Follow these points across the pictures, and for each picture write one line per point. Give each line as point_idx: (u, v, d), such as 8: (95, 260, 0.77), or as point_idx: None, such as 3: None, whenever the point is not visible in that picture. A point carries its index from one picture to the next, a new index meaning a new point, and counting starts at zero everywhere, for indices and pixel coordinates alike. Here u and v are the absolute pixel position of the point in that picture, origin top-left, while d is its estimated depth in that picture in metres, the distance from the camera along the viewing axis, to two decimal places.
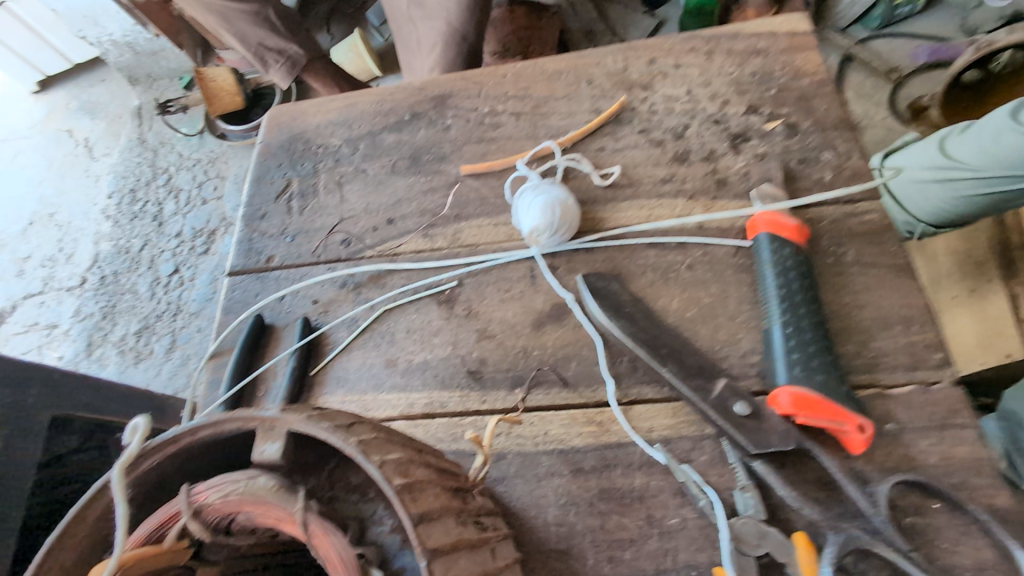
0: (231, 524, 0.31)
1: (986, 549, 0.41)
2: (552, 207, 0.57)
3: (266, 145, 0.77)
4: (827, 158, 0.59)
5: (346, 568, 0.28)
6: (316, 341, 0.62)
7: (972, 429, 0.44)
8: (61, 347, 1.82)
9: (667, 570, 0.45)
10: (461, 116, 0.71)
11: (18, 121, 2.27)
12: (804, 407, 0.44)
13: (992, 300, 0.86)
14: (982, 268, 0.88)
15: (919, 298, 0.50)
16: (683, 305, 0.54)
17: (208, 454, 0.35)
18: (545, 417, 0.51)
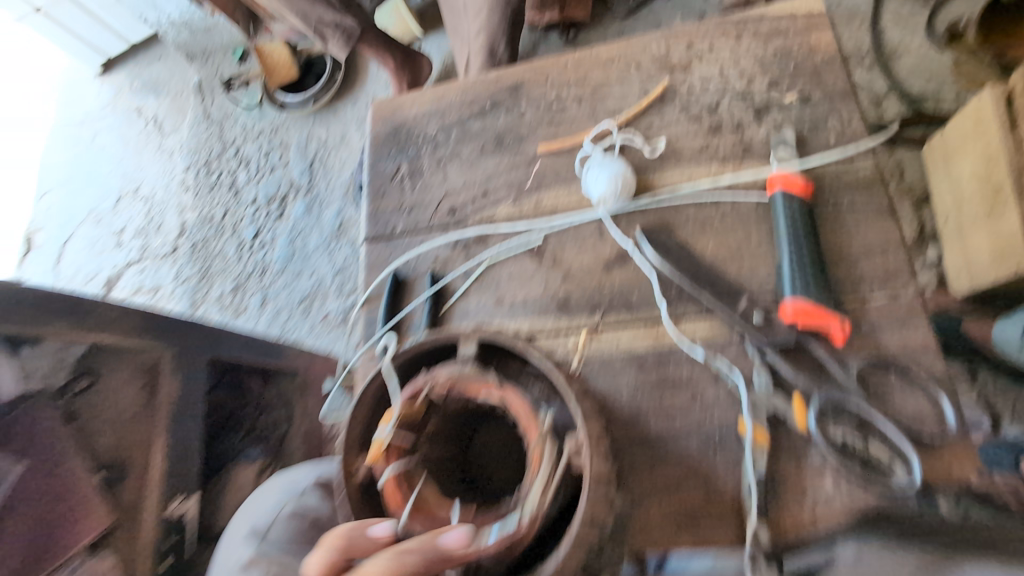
0: (451, 392, 0.53)
1: (923, 401, 0.61)
2: (616, 179, 0.76)
3: (374, 135, 0.95)
4: (833, 124, 0.75)
5: (525, 407, 0.51)
6: (441, 289, 0.82)
7: (923, 324, 0.64)
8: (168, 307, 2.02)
9: (706, 427, 0.66)
10: (533, 103, 0.88)
11: (89, 105, 2.43)
12: (802, 314, 0.64)
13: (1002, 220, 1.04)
14: (998, 193, 1.05)
15: (894, 233, 0.68)
16: (717, 247, 0.73)
17: (423, 357, 0.57)
18: (617, 333, 0.73)
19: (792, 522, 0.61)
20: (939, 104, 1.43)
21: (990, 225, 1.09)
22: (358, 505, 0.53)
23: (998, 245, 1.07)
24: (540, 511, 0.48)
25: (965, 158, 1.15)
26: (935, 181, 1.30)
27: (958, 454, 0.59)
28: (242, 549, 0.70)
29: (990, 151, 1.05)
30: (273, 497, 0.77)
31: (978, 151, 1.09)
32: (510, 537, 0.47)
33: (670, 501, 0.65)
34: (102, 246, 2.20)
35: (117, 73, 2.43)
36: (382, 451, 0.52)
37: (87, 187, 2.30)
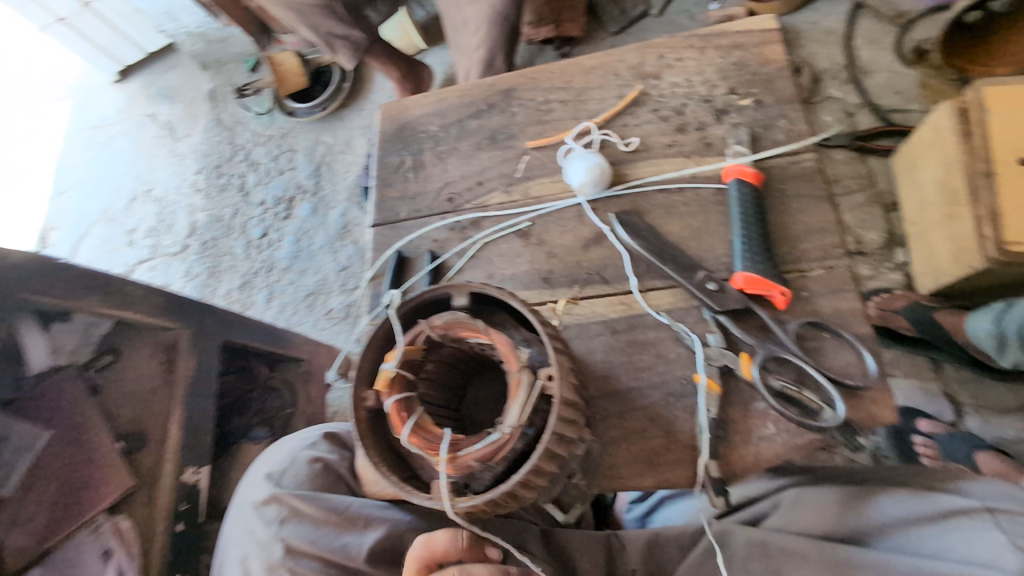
0: (445, 336, 0.61)
1: (852, 356, 0.71)
2: (593, 169, 0.87)
3: (381, 132, 1.05)
4: (782, 124, 0.86)
5: (508, 344, 0.59)
6: (440, 266, 0.93)
7: (853, 292, 0.75)
8: None
9: (668, 381, 0.76)
10: (524, 105, 0.99)
11: (105, 110, 2.55)
12: (749, 283, 0.75)
13: (959, 222, 1.17)
14: (957, 199, 1.17)
15: (830, 216, 0.79)
16: (681, 229, 0.83)
17: (421, 310, 0.66)
18: (593, 302, 0.83)
19: (739, 459, 0.71)
20: (908, 116, 1.55)
21: (949, 225, 1.22)
22: (365, 427, 0.60)
23: (955, 248, 1.21)
24: (517, 428, 0.55)
25: (931, 166, 1.27)
26: (903, 185, 1.42)
27: (879, 398, 0.69)
28: (260, 488, 0.80)
29: (949, 160, 1.18)
30: (287, 446, 0.86)
31: (939, 161, 1.23)
32: (492, 448, 0.54)
33: (636, 445, 0.74)
34: (114, 244, 2.29)
35: (132, 81, 2.53)
36: (387, 381, 0.59)
37: (101, 188, 2.40)
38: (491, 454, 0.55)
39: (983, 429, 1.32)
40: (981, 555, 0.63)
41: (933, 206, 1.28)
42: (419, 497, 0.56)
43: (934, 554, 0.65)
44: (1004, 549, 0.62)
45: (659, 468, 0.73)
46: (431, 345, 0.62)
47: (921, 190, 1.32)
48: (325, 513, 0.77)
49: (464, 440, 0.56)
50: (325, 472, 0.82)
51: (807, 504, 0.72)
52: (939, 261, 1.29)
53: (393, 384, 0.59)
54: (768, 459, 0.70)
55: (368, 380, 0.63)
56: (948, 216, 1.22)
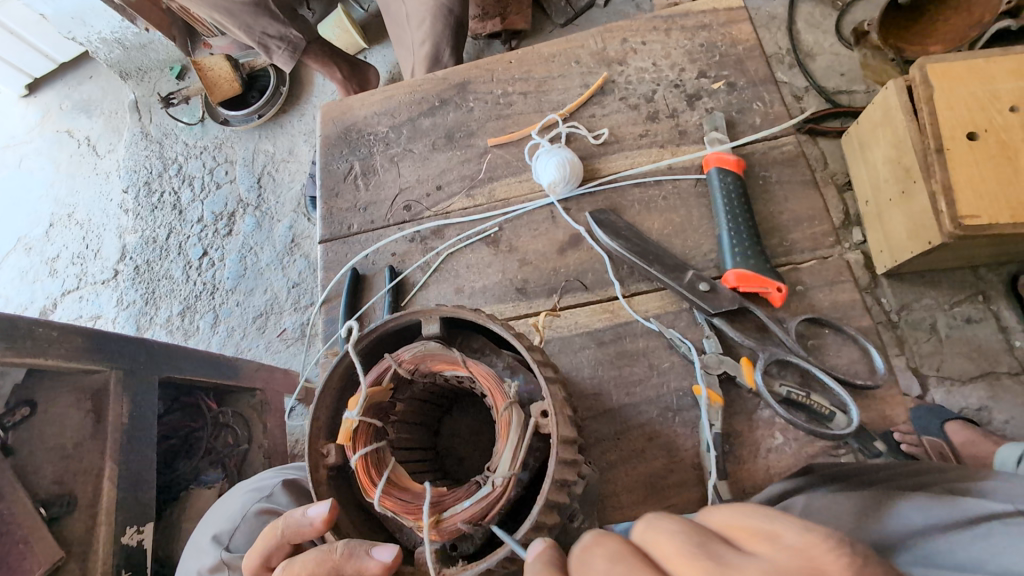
0: (417, 372, 0.52)
1: (855, 352, 0.67)
2: (564, 165, 0.79)
3: (325, 137, 0.95)
4: (757, 107, 0.81)
5: (492, 378, 0.50)
6: (401, 283, 0.83)
7: (851, 282, 0.70)
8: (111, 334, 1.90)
9: (664, 394, 0.70)
10: (481, 99, 0.91)
11: (13, 128, 2.29)
12: (742, 280, 0.69)
13: (917, 200, 1.05)
14: (912, 175, 1.05)
15: (819, 203, 0.74)
16: (662, 225, 0.77)
17: (387, 340, 0.56)
18: (574, 312, 0.75)
19: (748, 475, 0.65)
20: (853, 97, 1.53)
21: (905, 205, 1.10)
22: (327, 490, 0.50)
23: (912, 225, 1.10)
24: (511, 477, 0.46)
25: (881, 146, 1.14)
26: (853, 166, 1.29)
27: (890, 396, 0.65)
28: (207, 554, 0.70)
29: (900, 136, 1.05)
30: (236, 501, 0.74)
31: (889, 139, 1.09)
32: (482, 505, 0.46)
33: (636, 469, 0.67)
34: (34, 275, 2.06)
35: (43, 94, 2.30)
36: (351, 433, 0.49)
37: (15, 214, 2.16)
38: (482, 513, 0.46)
39: (948, 400, 1.25)
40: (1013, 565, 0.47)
41: (883, 185, 1.15)
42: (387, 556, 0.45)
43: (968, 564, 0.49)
44: None
45: (663, 492, 0.66)
46: (401, 383, 0.53)
47: (870, 168, 1.20)
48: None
49: (449, 496, 0.48)
50: None
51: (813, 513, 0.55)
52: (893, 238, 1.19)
53: (359, 435, 0.49)
54: (778, 473, 0.65)
55: (327, 432, 0.52)
56: (902, 196, 1.10)
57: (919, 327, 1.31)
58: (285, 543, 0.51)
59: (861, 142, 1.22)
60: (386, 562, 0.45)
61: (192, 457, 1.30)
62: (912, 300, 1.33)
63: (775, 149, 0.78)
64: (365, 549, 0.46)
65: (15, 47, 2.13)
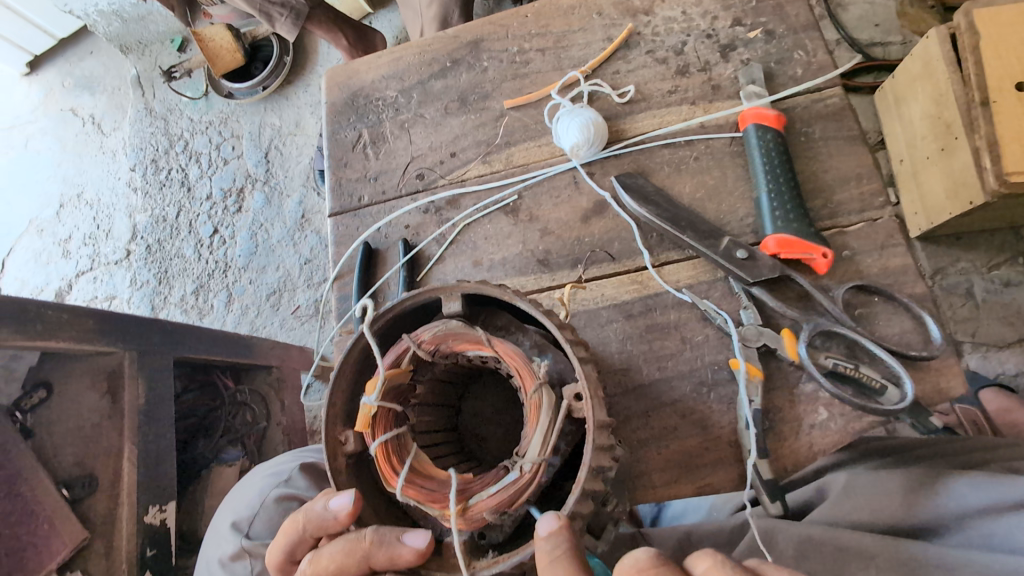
0: (439, 352, 0.48)
1: (908, 322, 0.62)
2: (588, 126, 0.73)
3: (331, 104, 0.89)
4: (799, 57, 0.74)
5: (520, 358, 0.46)
6: (415, 257, 0.79)
7: (903, 246, 0.64)
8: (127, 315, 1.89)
9: (698, 369, 0.65)
10: (495, 57, 0.84)
11: (17, 107, 2.25)
12: (784, 246, 0.64)
13: (957, 155, 0.93)
14: (951, 128, 0.93)
15: (867, 160, 0.68)
16: (694, 188, 0.72)
17: (405, 318, 0.52)
18: (600, 284, 0.71)
19: (790, 452, 0.61)
20: (888, 50, 1.36)
21: (943, 162, 0.98)
22: (346, 479, 0.47)
23: (949, 182, 0.98)
24: (542, 462, 0.43)
25: (919, 103, 1.02)
26: (886, 124, 1.15)
27: (947, 367, 0.60)
28: (226, 541, 0.69)
29: (940, 90, 0.93)
30: (255, 487, 0.74)
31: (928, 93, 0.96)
32: (512, 493, 0.42)
33: (668, 448, 0.64)
34: (47, 256, 2.05)
35: (45, 72, 2.25)
36: (369, 418, 0.46)
37: (26, 195, 2.14)
38: (511, 501, 0.43)
39: (983, 366, 1.16)
40: None
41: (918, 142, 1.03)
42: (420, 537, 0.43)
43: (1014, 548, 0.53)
44: None
45: (698, 471, 0.63)
46: (421, 365, 0.49)
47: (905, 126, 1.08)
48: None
49: (475, 482, 0.44)
50: None
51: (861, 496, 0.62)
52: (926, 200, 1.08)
53: (378, 421, 0.46)
54: (823, 448, 0.61)
55: (343, 417, 0.49)
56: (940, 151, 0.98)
57: (955, 293, 1.19)
58: (308, 538, 0.49)
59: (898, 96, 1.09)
60: (419, 549, 0.42)
61: (212, 436, 1.30)
62: (947, 265, 1.20)
63: (818, 101, 0.71)
64: (396, 536, 0.43)
65: (13, 22, 2.08)
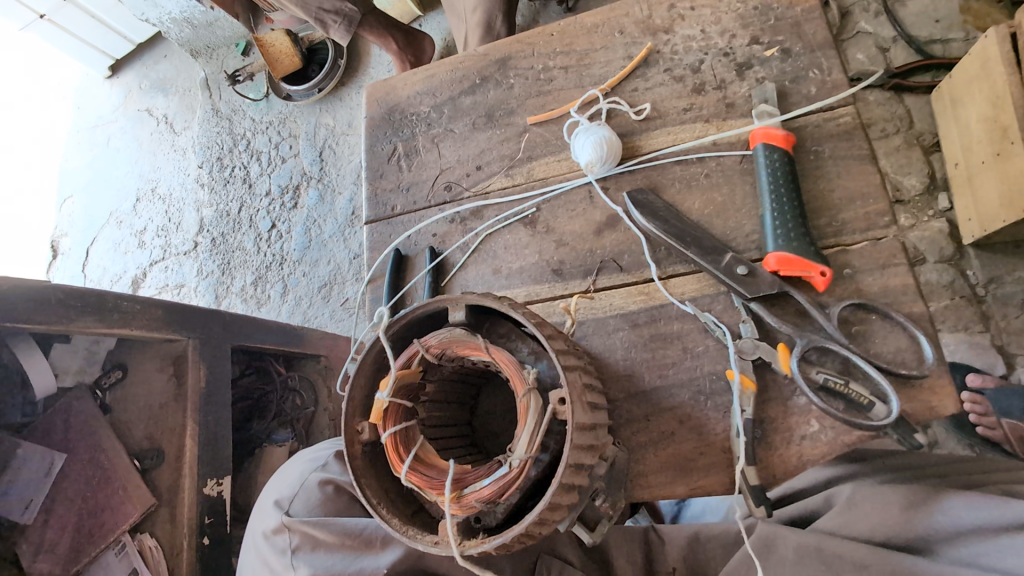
0: (445, 356, 0.55)
1: (904, 340, 0.64)
2: (601, 144, 0.77)
3: (370, 118, 0.97)
4: (814, 75, 0.75)
5: (514, 365, 0.52)
6: (441, 263, 0.86)
7: (905, 266, 0.66)
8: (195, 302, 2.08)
9: (697, 378, 0.69)
10: (521, 75, 0.89)
11: (100, 107, 2.49)
12: (784, 264, 0.67)
13: (1014, 160, 0.89)
14: (1007, 134, 0.89)
15: (875, 180, 0.70)
16: (703, 205, 0.75)
17: (418, 323, 0.59)
18: (609, 294, 0.75)
19: (779, 462, 0.65)
20: (948, 49, 1.19)
21: (999, 168, 0.93)
22: (361, 463, 0.54)
23: (1005, 191, 0.93)
24: (528, 459, 0.49)
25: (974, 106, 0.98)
26: (942, 126, 1.09)
27: (940, 386, 0.62)
28: (270, 517, 0.76)
29: (996, 93, 0.90)
30: (297, 471, 0.82)
31: (987, 95, 0.92)
32: (500, 484, 0.49)
33: (666, 450, 0.68)
34: (126, 247, 2.26)
35: (125, 75, 2.47)
36: (382, 412, 0.53)
37: (107, 190, 2.37)
38: (500, 491, 0.49)
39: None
40: None
41: (974, 146, 0.99)
42: (424, 542, 0.50)
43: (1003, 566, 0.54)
44: None
45: (692, 473, 0.67)
46: (430, 366, 0.56)
47: (960, 129, 1.03)
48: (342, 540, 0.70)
49: (471, 473, 0.51)
50: (338, 497, 0.77)
51: (866, 504, 0.62)
52: (980, 205, 1.01)
53: (389, 414, 0.53)
54: (812, 460, 0.64)
55: (362, 409, 0.56)
56: (995, 156, 0.93)
57: (1011, 304, 1.09)
58: None
59: (953, 99, 1.03)
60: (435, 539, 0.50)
61: (264, 417, 1.42)
62: (1002, 273, 1.09)
63: (828, 121, 0.73)
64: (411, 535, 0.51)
65: (97, 29, 2.29)
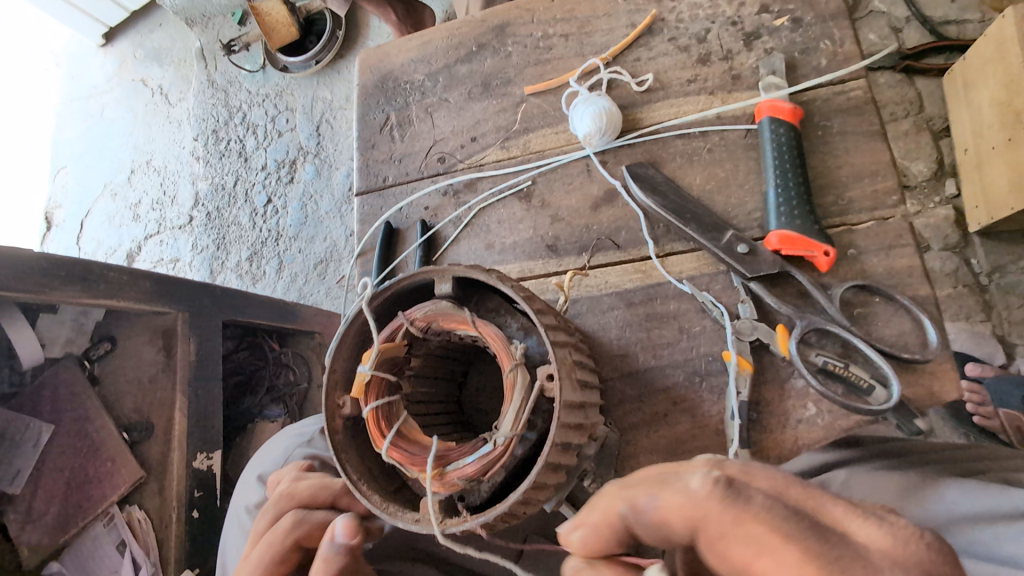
0: (430, 329, 0.53)
1: (907, 323, 0.62)
2: (600, 115, 0.74)
3: (362, 86, 0.93)
4: (825, 46, 0.72)
5: (501, 340, 0.50)
6: (432, 237, 0.83)
7: (912, 247, 0.64)
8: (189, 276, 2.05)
9: (693, 358, 0.67)
10: (519, 43, 0.86)
11: (94, 76, 2.43)
12: (786, 242, 0.64)
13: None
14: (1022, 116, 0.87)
15: (884, 157, 0.67)
16: (705, 180, 0.72)
17: (404, 295, 0.57)
18: (605, 271, 0.73)
19: (774, 445, 0.63)
20: (963, 29, 1.15)
21: (1009, 153, 0.90)
22: (342, 439, 0.52)
23: (1013, 175, 0.90)
24: (513, 437, 0.47)
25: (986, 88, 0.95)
26: (953, 112, 1.04)
27: (942, 371, 0.60)
28: (254, 492, 0.81)
29: (1012, 73, 0.88)
30: (282, 446, 0.84)
31: (999, 76, 0.89)
32: (484, 462, 0.47)
33: (658, 432, 0.66)
34: (120, 220, 2.23)
35: (119, 43, 2.41)
36: (364, 385, 0.51)
37: (102, 161, 2.33)
38: (484, 470, 0.48)
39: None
40: None
41: (983, 129, 0.96)
42: (404, 520, 0.48)
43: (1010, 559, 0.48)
44: None
45: (684, 455, 0.65)
46: (415, 340, 0.54)
47: (971, 111, 0.99)
48: (270, 510, 0.67)
49: (454, 450, 0.49)
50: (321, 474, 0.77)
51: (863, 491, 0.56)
52: (987, 189, 0.98)
53: (371, 388, 0.51)
54: (807, 445, 0.63)
55: (343, 383, 0.54)
56: (1006, 140, 0.90)
57: (1013, 292, 1.07)
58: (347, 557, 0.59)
59: (966, 80, 0.99)
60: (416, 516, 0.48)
61: (256, 393, 1.40)
62: (1007, 262, 1.07)
63: (838, 94, 0.70)
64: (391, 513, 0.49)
65: None
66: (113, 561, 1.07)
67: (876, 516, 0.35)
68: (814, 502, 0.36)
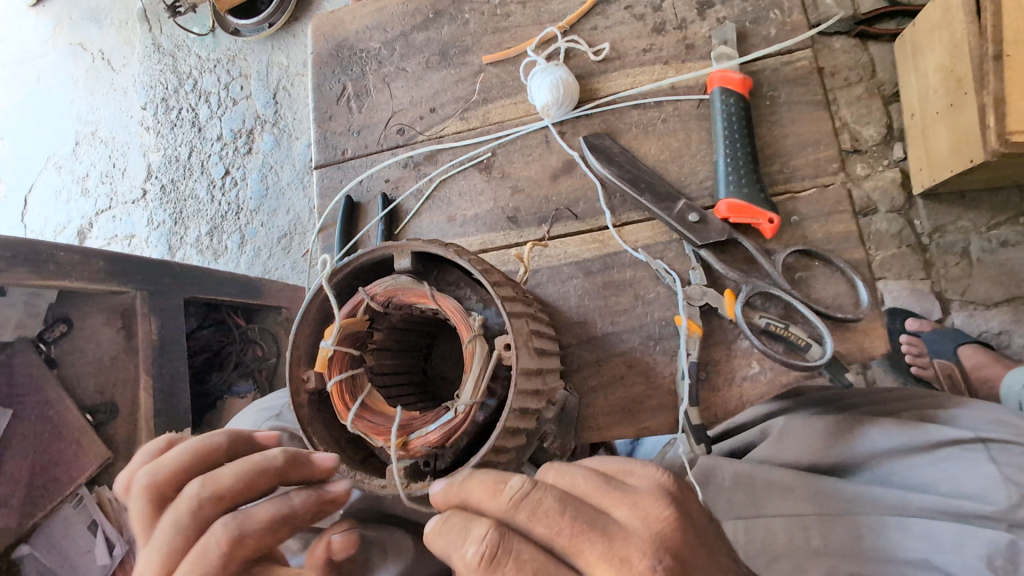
0: (391, 304, 0.54)
1: (843, 285, 0.66)
2: (557, 86, 0.75)
3: (316, 54, 0.90)
4: (775, 15, 0.73)
5: (459, 312, 0.52)
6: (394, 210, 0.83)
7: (850, 212, 0.68)
8: (146, 253, 1.98)
9: (647, 323, 0.70)
10: (477, 10, 0.84)
11: (26, 40, 2.26)
12: (734, 211, 0.67)
13: (964, 112, 0.90)
14: (961, 83, 0.89)
15: (826, 126, 0.70)
16: (659, 150, 0.74)
17: (364, 272, 0.58)
18: (564, 241, 0.75)
19: (721, 402, 0.68)
20: None
21: (950, 120, 0.93)
22: (308, 412, 0.54)
23: (953, 140, 0.94)
24: (473, 405, 0.49)
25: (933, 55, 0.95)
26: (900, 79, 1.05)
27: (874, 328, 0.65)
28: None
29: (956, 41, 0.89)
30: (252, 420, 0.86)
31: (943, 43, 0.91)
32: (445, 429, 0.49)
33: (615, 393, 0.70)
34: (68, 195, 2.12)
35: (52, 4, 2.25)
36: (326, 360, 0.52)
37: (43, 132, 2.19)
38: (445, 437, 0.50)
39: (968, 323, 1.14)
40: (972, 486, 0.57)
41: (927, 95, 0.98)
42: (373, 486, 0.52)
43: (920, 486, 0.59)
44: (975, 479, 0.57)
45: (640, 415, 0.69)
46: (377, 315, 0.55)
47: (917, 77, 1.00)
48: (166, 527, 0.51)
49: (417, 419, 0.51)
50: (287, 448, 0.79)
51: (796, 435, 0.64)
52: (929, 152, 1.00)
53: (334, 363, 0.52)
54: (751, 400, 0.68)
55: (307, 358, 0.56)
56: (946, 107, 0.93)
57: (950, 252, 1.13)
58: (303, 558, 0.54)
59: (913, 45, 1.01)
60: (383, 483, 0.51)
61: (224, 369, 1.39)
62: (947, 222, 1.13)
63: (785, 63, 0.72)
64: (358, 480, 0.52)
65: None
66: (85, 541, 1.08)
67: (632, 502, 0.39)
68: (591, 500, 0.39)
